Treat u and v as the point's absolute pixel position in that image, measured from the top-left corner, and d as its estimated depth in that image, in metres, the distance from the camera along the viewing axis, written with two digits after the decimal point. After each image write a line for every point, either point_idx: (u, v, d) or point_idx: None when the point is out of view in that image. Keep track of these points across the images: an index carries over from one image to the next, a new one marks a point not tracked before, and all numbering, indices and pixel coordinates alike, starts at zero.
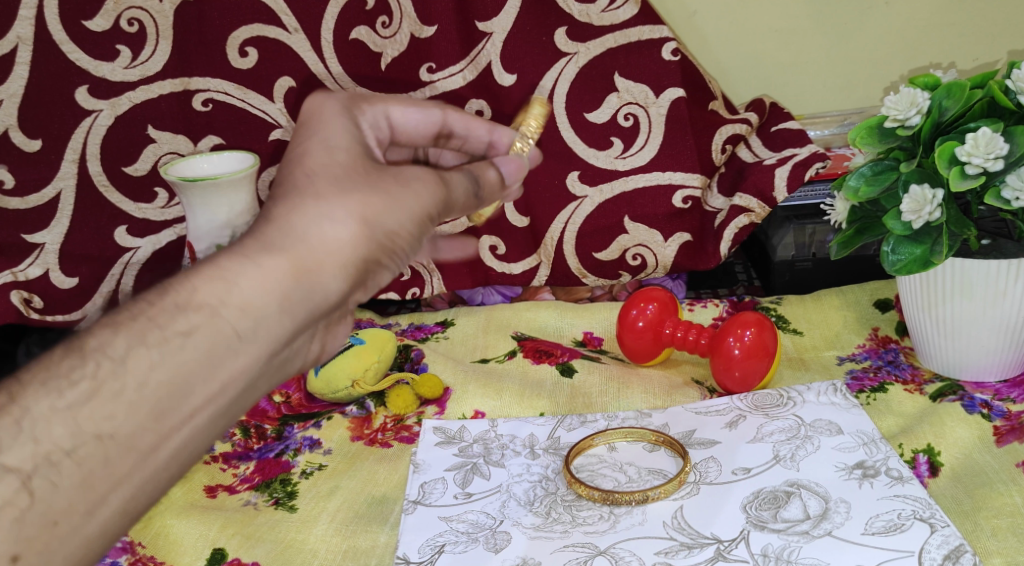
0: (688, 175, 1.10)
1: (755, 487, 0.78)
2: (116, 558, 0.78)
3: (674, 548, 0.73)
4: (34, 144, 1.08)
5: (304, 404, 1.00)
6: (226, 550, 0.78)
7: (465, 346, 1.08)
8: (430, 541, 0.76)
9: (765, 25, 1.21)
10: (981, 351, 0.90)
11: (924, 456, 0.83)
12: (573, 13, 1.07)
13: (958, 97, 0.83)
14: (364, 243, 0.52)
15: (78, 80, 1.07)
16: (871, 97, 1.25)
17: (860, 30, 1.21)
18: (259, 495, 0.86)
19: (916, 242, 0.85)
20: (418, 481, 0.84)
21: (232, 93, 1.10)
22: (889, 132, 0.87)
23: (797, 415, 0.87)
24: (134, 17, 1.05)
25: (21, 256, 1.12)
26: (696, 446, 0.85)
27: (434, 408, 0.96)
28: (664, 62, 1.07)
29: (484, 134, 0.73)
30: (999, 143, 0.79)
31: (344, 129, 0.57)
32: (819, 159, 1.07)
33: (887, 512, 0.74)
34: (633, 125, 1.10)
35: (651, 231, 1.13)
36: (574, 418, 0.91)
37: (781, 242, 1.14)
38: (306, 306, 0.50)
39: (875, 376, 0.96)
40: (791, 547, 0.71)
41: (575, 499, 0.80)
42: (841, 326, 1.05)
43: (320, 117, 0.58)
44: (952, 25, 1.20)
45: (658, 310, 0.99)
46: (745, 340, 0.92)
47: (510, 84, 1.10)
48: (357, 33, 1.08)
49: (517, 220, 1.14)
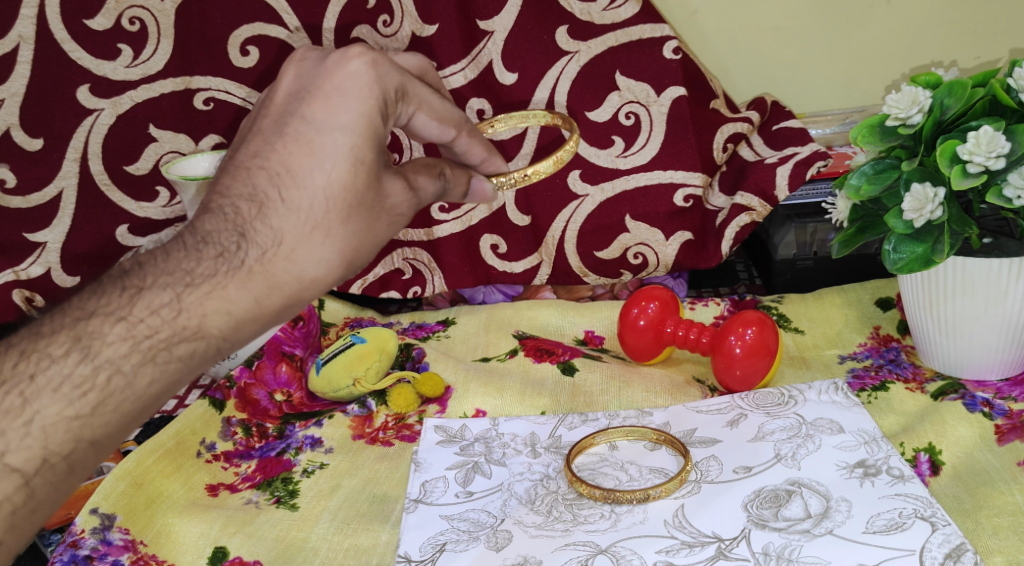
0: (689, 174, 1.10)
1: (756, 485, 0.78)
2: (117, 557, 0.77)
3: (674, 547, 0.73)
4: (35, 144, 1.09)
5: (305, 403, 1.00)
6: (227, 548, 0.78)
7: (466, 345, 1.08)
8: (431, 540, 0.76)
9: (766, 23, 1.21)
10: (983, 349, 0.90)
11: (925, 455, 0.83)
12: (574, 12, 1.07)
13: (959, 95, 0.83)
14: (344, 270, 0.60)
15: (79, 79, 1.07)
16: (872, 96, 1.25)
17: (861, 28, 1.21)
18: (261, 493, 0.87)
19: (917, 241, 0.85)
20: (419, 480, 0.84)
21: (233, 92, 1.10)
22: (890, 131, 0.87)
23: (797, 414, 0.87)
24: (135, 16, 1.06)
25: (24, 255, 1.12)
26: (697, 445, 0.85)
27: (435, 407, 0.96)
28: (665, 61, 1.07)
29: (479, 156, 0.74)
30: (1001, 141, 0.78)
31: (359, 116, 0.57)
32: (820, 158, 1.06)
33: (888, 511, 0.74)
34: (634, 124, 1.10)
35: (653, 229, 1.13)
36: (575, 416, 0.91)
37: (782, 241, 1.13)
38: (288, 312, 0.59)
39: (876, 375, 0.96)
40: (792, 546, 0.71)
41: (576, 498, 0.80)
42: (843, 325, 1.05)
43: (339, 88, 0.58)
44: (954, 23, 1.20)
45: (659, 309, 0.99)
46: (746, 339, 0.92)
47: (511, 83, 1.09)
48: (359, 32, 1.08)
49: (518, 219, 1.14)
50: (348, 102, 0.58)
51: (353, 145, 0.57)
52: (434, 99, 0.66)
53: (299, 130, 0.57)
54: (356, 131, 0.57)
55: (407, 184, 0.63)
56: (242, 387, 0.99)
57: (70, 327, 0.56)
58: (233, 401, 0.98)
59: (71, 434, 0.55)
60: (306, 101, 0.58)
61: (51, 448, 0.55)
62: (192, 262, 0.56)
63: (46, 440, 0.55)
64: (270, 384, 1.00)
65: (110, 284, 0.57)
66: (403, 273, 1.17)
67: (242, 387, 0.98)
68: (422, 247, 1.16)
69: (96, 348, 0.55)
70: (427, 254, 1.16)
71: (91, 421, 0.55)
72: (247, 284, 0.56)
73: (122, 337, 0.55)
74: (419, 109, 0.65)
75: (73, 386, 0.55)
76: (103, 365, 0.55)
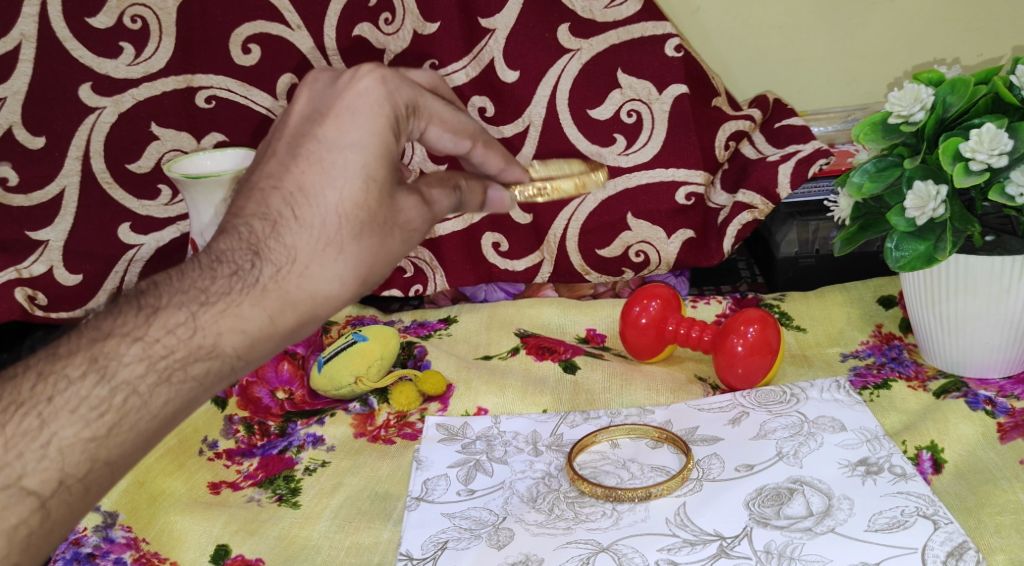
0: (691, 172, 1.10)
1: (758, 484, 0.78)
2: (120, 554, 0.78)
3: (676, 545, 0.73)
4: (38, 142, 1.09)
5: (307, 401, 0.99)
6: (229, 546, 0.78)
7: (468, 343, 1.08)
8: (433, 538, 0.76)
9: (768, 21, 1.21)
10: (985, 348, 0.90)
11: (928, 453, 0.83)
12: (576, 9, 1.06)
13: (961, 93, 0.83)
14: (360, 288, 0.56)
15: (81, 77, 1.07)
16: (874, 93, 1.25)
17: (863, 25, 1.20)
18: (262, 492, 0.87)
19: (919, 238, 0.84)
20: (420, 478, 0.84)
21: (235, 90, 1.10)
22: (892, 129, 0.87)
23: (799, 412, 0.87)
24: (137, 14, 1.06)
25: (26, 253, 1.12)
26: (699, 443, 0.85)
27: (437, 405, 0.96)
28: (667, 59, 1.07)
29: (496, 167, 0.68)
30: (1003, 139, 0.78)
31: (369, 134, 0.54)
32: (822, 156, 1.06)
33: (890, 509, 0.74)
34: (636, 121, 1.10)
35: (654, 227, 1.12)
36: (576, 415, 0.91)
37: (784, 239, 1.13)
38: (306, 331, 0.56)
39: (878, 373, 0.96)
40: (794, 543, 0.71)
41: (579, 496, 0.80)
42: (845, 323, 1.05)
43: (349, 107, 0.55)
44: (955, 20, 1.20)
45: (660, 308, 0.99)
46: (749, 337, 0.92)
47: (513, 81, 1.09)
48: (360, 30, 1.08)
49: (519, 218, 1.14)
50: (359, 124, 0.55)
51: (366, 162, 0.54)
52: (446, 110, 0.62)
53: (311, 150, 0.54)
54: (368, 149, 0.54)
55: (423, 199, 0.59)
56: (244, 385, 0.99)
57: (87, 348, 0.53)
58: (234, 400, 0.98)
59: (88, 455, 0.52)
60: (318, 122, 0.55)
61: (68, 470, 0.52)
62: (207, 280, 0.53)
63: (62, 461, 0.52)
64: (271, 383, 0.99)
65: (127, 303, 0.54)
66: (405, 272, 1.17)
67: (244, 386, 0.98)
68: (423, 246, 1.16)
69: (112, 368, 0.52)
70: (429, 253, 1.16)
71: (107, 441, 0.52)
72: (261, 302, 0.53)
73: (138, 356, 0.53)
74: (430, 123, 0.62)
75: (91, 406, 0.52)
76: (120, 386, 0.52)
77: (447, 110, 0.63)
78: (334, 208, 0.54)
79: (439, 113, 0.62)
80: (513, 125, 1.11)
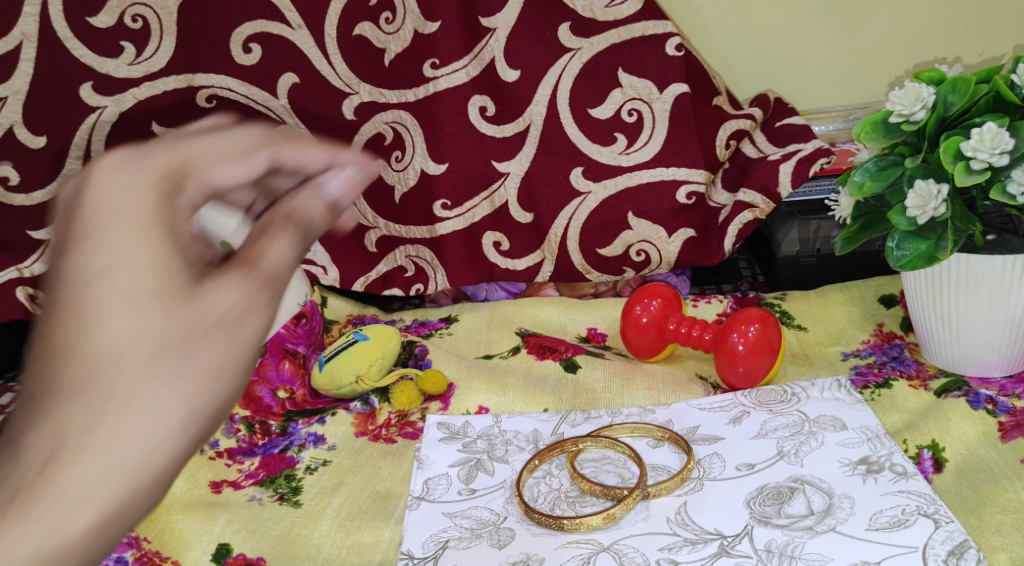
0: (692, 171, 1.10)
1: (759, 483, 0.78)
2: (122, 554, 0.77)
3: (677, 544, 0.73)
4: (38, 141, 1.09)
5: (308, 400, 1.00)
6: (231, 545, 0.78)
7: (469, 342, 1.08)
8: (434, 537, 0.76)
9: (769, 20, 1.21)
10: (987, 347, 0.90)
11: (929, 452, 0.83)
12: (577, 8, 1.07)
13: (963, 91, 0.83)
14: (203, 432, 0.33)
15: (82, 76, 1.07)
16: (876, 92, 1.25)
17: (864, 24, 1.20)
18: (264, 490, 0.87)
19: (921, 237, 0.84)
20: (421, 477, 0.84)
21: (236, 89, 1.10)
22: (893, 128, 0.87)
23: (800, 411, 0.87)
24: (138, 13, 1.06)
25: (28, 251, 1.12)
26: (700, 442, 0.84)
27: (438, 404, 0.96)
28: (668, 57, 1.07)
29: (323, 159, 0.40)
30: (1004, 137, 0.78)
31: (136, 246, 0.33)
32: (823, 155, 1.06)
33: (891, 508, 0.74)
34: (637, 120, 1.10)
35: (656, 226, 1.12)
36: (578, 414, 0.91)
37: (785, 238, 1.13)
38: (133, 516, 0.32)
39: (880, 372, 0.96)
40: (795, 542, 0.71)
41: (579, 495, 0.81)
42: (846, 322, 1.05)
43: (93, 226, 0.33)
44: (957, 19, 1.20)
45: (662, 306, 0.99)
46: (750, 336, 0.92)
47: (514, 80, 1.09)
48: (361, 29, 1.08)
49: (520, 216, 1.14)
50: (113, 228, 0.33)
51: (131, 282, 0.33)
52: (219, 140, 0.38)
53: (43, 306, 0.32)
54: (136, 267, 0.33)
55: (243, 271, 0.34)
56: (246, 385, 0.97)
57: None
58: None
59: None
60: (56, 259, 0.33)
61: None
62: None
63: None
64: (272, 381, 0.98)
65: None
66: (406, 271, 1.18)
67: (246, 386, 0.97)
68: (424, 245, 1.16)
69: None
70: (430, 252, 1.17)
71: None
72: (38, 517, 0.31)
73: None
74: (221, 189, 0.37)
75: None
76: None
77: (223, 135, 0.38)
78: (105, 343, 0.32)
79: (209, 148, 0.37)
80: (514, 124, 1.11)
